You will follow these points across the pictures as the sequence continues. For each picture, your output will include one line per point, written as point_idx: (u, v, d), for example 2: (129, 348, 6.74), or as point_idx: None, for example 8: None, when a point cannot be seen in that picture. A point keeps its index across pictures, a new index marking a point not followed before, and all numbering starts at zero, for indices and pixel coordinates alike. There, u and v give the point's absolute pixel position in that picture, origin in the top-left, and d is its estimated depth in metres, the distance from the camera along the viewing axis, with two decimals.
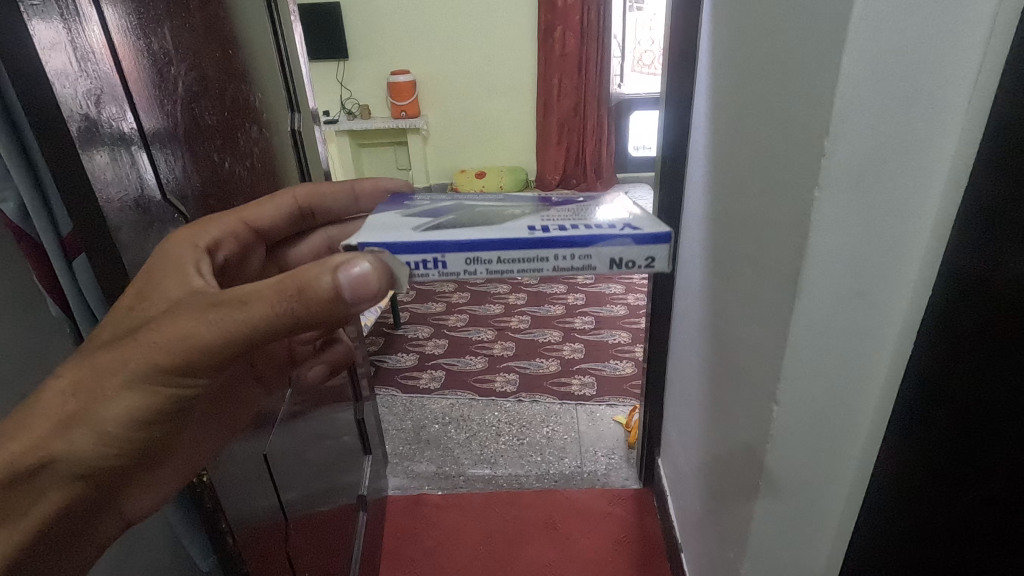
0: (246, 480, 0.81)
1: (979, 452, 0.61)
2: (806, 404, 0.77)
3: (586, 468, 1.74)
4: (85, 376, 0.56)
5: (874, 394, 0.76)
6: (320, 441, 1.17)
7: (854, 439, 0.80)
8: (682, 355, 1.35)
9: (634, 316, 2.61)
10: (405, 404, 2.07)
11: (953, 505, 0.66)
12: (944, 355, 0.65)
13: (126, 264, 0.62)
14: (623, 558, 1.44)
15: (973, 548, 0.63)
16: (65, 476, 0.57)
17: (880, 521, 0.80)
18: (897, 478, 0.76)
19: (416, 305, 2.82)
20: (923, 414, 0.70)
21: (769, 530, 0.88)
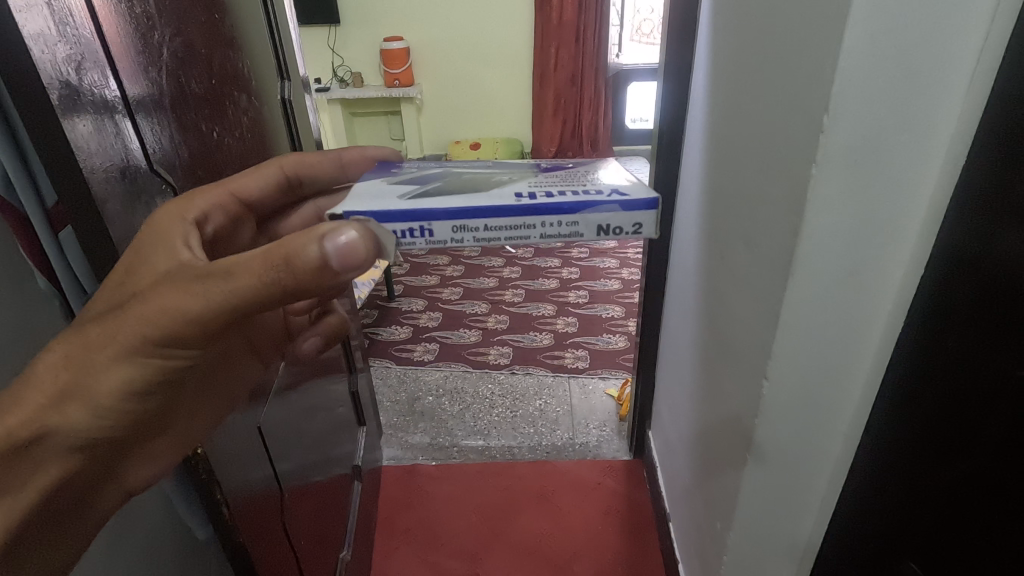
0: (242, 451, 0.82)
1: (968, 426, 0.62)
2: (796, 380, 0.78)
3: (578, 439, 1.77)
4: (74, 350, 0.55)
5: (863, 370, 0.77)
6: (315, 412, 1.18)
7: (842, 415, 0.81)
8: (675, 331, 1.36)
9: (628, 291, 2.62)
10: (399, 376, 2.09)
11: (939, 477, 0.67)
12: (937, 331, 0.66)
13: (115, 238, 0.61)
14: (613, 528, 1.47)
15: (958, 517, 0.65)
16: (63, 447, 0.57)
17: (864, 492, 0.82)
18: (883, 451, 0.78)
19: (410, 278, 2.81)
20: (913, 388, 0.71)
21: (755, 500, 0.90)
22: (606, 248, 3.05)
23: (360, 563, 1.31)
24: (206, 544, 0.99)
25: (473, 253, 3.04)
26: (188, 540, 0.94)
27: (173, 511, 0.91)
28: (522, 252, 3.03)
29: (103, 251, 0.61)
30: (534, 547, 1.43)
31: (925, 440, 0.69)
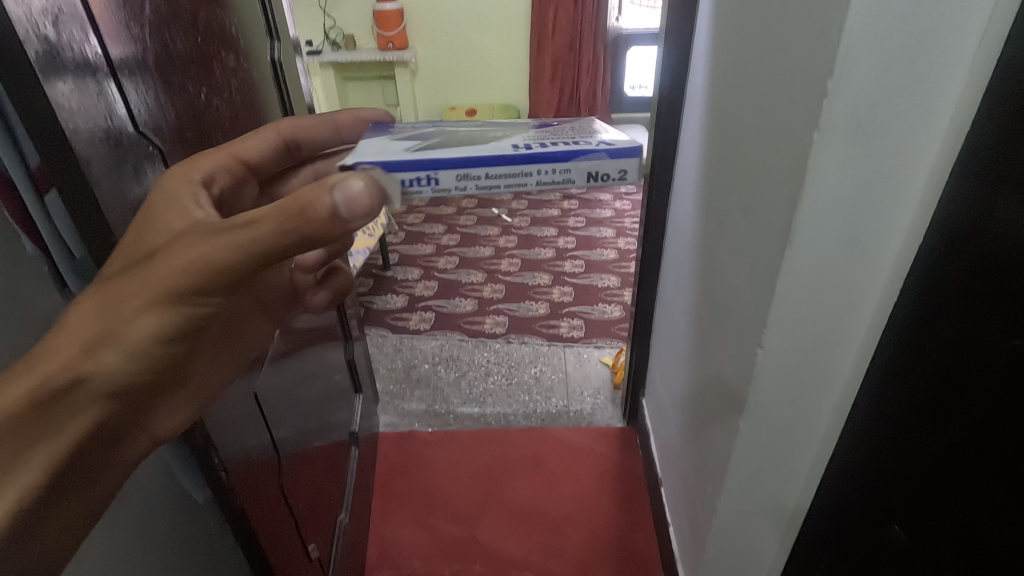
0: (238, 414, 0.82)
1: (959, 391, 0.64)
2: (790, 347, 0.78)
3: (572, 407, 1.79)
4: (104, 300, 0.53)
5: (855, 339, 0.77)
6: (311, 380, 1.19)
7: (834, 383, 0.82)
8: (671, 300, 1.36)
9: (624, 261, 2.61)
10: (395, 344, 2.09)
11: (928, 441, 0.69)
12: (931, 300, 0.67)
13: (103, 204, 0.59)
14: (605, 492, 1.51)
15: (944, 480, 0.67)
16: (95, 398, 0.53)
17: (852, 459, 0.84)
18: (873, 418, 0.79)
19: (406, 247, 2.79)
20: (906, 355, 0.72)
21: (746, 465, 0.92)
22: (603, 218, 3.03)
23: (358, 525, 1.34)
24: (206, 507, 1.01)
25: (468, 222, 3.02)
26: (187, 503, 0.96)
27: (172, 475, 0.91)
28: (518, 222, 3.01)
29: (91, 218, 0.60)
30: (529, 510, 1.46)
31: (916, 404, 0.71)
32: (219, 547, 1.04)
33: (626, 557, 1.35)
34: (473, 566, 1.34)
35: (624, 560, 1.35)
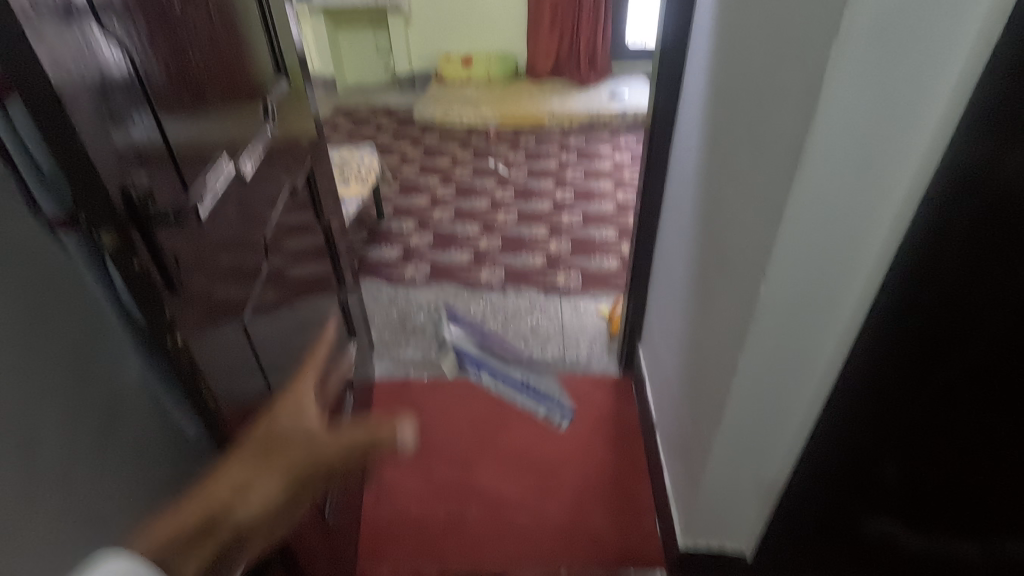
0: (227, 347, 0.79)
1: (965, 326, 0.71)
2: (790, 293, 0.78)
3: (568, 356, 1.79)
4: (242, 470, 0.64)
5: (856, 287, 0.77)
6: (306, 325, 1.17)
7: (832, 331, 0.82)
8: (671, 246, 1.33)
9: (623, 214, 2.57)
10: (390, 295, 2.07)
11: (939, 371, 0.77)
12: (927, 246, 0.71)
13: (91, 152, 0.54)
14: (600, 439, 1.52)
15: (959, 401, 0.75)
16: (225, 536, 0.60)
17: (842, 397, 0.89)
18: (867, 376, 0.85)
19: (400, 199, 2.73)
20: (901, 318, 0.77)
21: (744, 404, 0.92)
22: (602, 170, 2.97)
23: (354, 468, 1.34)
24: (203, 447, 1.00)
25: (464, 174, 2.95)
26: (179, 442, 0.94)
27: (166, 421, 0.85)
28: (515, 174, 2.94)
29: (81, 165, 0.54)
30: (524, 456, 1.47)
31: (918, 357, 0.78)
32: None
33: (620, 500, 1.37)
34: (470, 507, 1.36)
35: (619, 502, 1.36)
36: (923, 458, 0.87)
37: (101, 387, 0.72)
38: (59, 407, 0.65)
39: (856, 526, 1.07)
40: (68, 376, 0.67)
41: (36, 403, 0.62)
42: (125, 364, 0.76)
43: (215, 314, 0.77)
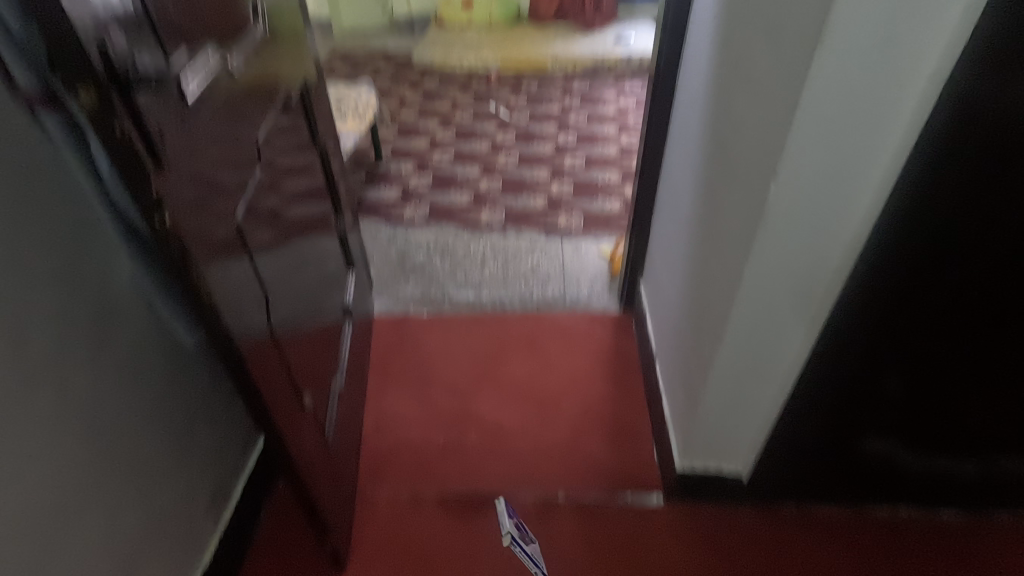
0: (222, 247, 0.76)
1: (968, 230, 0.84)
2: (807, 174, 0.78)
3: (568, 292, 1.78)
4: None
5: (880, 169, 0.79)
6: (303, 251, 1.14)
7: (851, 220, 0.83)
8: (677, 172, 1.30)
9: (626, 158, 2.52)
10: (389, 234, 2.05)
11: (942, 274, 0.89)
12: (938, 164, 0.79)
13: (80, 38, 0.51)
14: (600, 371, 1.52)
15: (940, 296, 0.91)
16: None
17: (849, 319, 0.94)
18: (868, 294, 0.91)
19: (398, 141, 2.66)
20: (904, 229, 0.85)
21: (750, 310, 0.93)
22: (606, 115, 2.90)
23: (354, 395, 1.34)
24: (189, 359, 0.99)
25: (464, 117, 2.88)
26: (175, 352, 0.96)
27: (156, 320, 0.91)
28: (516, 118, 2.87)
29: (70, 47, 0.51)
30: (524, 388, 1.48)
31: (918, 265, 0.88)
32: (205, 407, 1.05)
33: (619, 427, 1.39)
34: (469, 434, 1.37)
35: (618, 430, 1.38)
36: (923, 360, 1.00)
37: (91, 282, 0.78)
38: (46, 299, 0.71)
39: (849, 448, 1.13)
40: (54, 271, 0.72)
41: (26, 295, 0.68)
42: (114, 263, 0.82)
43: (208, 212, 0.74)
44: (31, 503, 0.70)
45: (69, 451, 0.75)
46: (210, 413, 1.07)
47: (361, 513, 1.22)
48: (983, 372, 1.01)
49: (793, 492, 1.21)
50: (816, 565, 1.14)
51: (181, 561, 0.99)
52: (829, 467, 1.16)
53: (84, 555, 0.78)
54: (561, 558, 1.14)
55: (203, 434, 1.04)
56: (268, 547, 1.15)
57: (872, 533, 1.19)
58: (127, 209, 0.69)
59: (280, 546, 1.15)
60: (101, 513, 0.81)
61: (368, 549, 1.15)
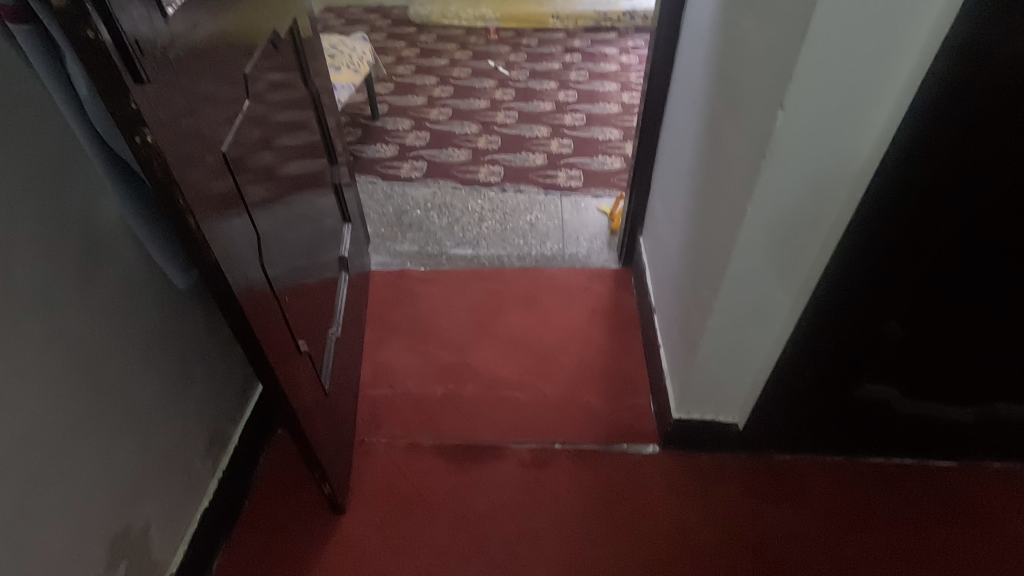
0: (218, 191, 0.73)
1: (969, 177, 0.83)
2: (814, 103, 0.74)
3: (568, 250, 1.76)
4: None
5: (892, 97, 0.75)
6: (300, 201, 1.11)
7: (857, 154, 0.80)
8: (679, 119, 1.26)
9: (627, 115, 2.47)
10: (386, 191, 2.01)
11: (940, 223, 0.88)
12: (941, 110, 0.76)
13: None
14: (598, 326, 1.52)
15: (939, 245, 0.90)
16: None
17: (847, 272, 0.93)
18: (869, 239, 0.89)
19: (395, 98, 2.59)
20: (908, 170, 0.82)
21: (751, 256, 0.91)
22: (607, 72, 2.83)
23: (351, 347, 1.33)
24: (177, 301, 0.98)
25: (462, 74, 2.80)
26: (165, 291, 0.95)
27: (145, 258, 0.90)
28: (515, 74, 2.80)
29: None
30: (521, 341, 1.47)
31: (922, 208, 0.86)
32: (191, 359, 1.03)
33: (618, 382, 1.38)
34: (467, 386, 1.37)
35: (617, 385, 1.38)
36: (917, 310, 0.99)
37: (75, 214, 0.77)
38: (31, 227, 0.70)
39: (844, 398, 1.14)
40: (38, 199, 0.71)
41: (10, 225, 0.67)
42: (99, 197, 0.81)
43: (206, 142, 0.71)
44: (26, 436, 0.70)
45: (62, 386, 0.75)
46: (203, 359, 1.07)
47: (360, 459, 1.23)
48: (983, 316, 1.00)
49: (787, 442, 1.22)
50: (810, 511, 1.15)
51: (180, 501, 1.00)
52: (824, 417, 1.17)
53: (81, 489, 0.79)
54: (558, 502, 1.16)
55: (196, 379, 1.04)
56: (268, 493, 1.16)
57: (864, 478, 1.21)
58: (111, 135, 0.68)
59: (277, 493, 1.16)
60: (99, 450, 0.82)
61: (368, 493, 1.17)
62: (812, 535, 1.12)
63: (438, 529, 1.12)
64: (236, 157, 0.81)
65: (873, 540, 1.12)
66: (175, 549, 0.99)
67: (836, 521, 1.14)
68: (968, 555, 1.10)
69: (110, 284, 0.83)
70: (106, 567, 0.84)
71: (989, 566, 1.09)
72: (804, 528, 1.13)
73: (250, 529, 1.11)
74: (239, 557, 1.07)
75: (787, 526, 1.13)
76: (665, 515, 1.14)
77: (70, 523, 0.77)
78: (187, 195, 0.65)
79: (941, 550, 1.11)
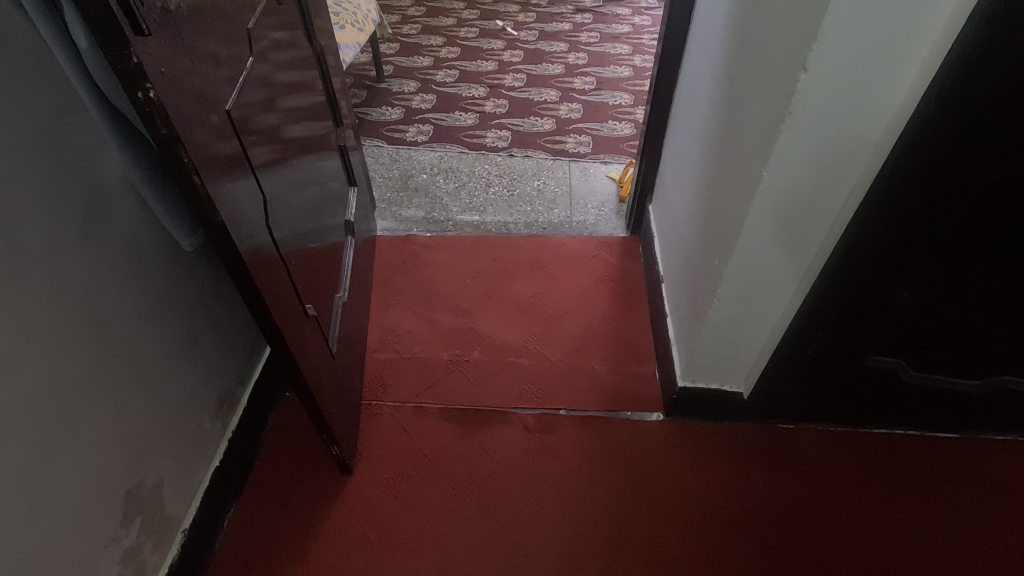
0: (226, 157, 0.72)
1: (993, 151, 0.80)
2: (836, 67, 0.72)
3: (574, 218, 1.74)
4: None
5: (919, 60, 0.72)
6: (305, 164, 1.09)
7: (880, 120, 0.78)
8: (694, 82, 1.22)
9: (639, 79, 2.40)
10: (391, 155, 1.98)
11: (959, 195, 0.86)
12: (968, 81, 0.74)
13: None
14: (605, 293, 1.51)
15: (955, 217, 0.89)
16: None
17: (859, 245, 0.92)
18: (887, 208, 0.87)
19: (400, 58, 2.52)
20: (932, 138, 0.79)
21: (763, 223, 0.90)
22: (618, 34, 2.74)
23: (358, 311, 1.33)
24: (184, 263, 0.98)
25: (469, 35, 2.72)
26: (172, 252, 0.95)
27: (151, 217, 0.90)
28: (524, 35, 2.71)
29: None
30: (527, 307, 1.47)
31: (943, 177, 0.84)
32: (200, 320, 1.04)
33: (622, 350, 1.38)
34: (473, 351, 1.38)
35: (621, 352, 1.38)
36: (927, 283, 0.99)
37: (80, 171, 0.76)
38: (40, 187, 0.70)
39: (851, 368, 1.14)
40: (40, 154, 0.70)
41: (18, 185, 0.67)
42: (103, 156, 0.80)
43: (210, 100, 0.70)
44: (37, 397, 0.70)
45: (71, 344, 0.75)
46: (211, 322, 1.07)
47: (368, 421, 1.24)
48: (999, 289, 0.99)
49: (790, 411, 1.22)
50: (809, 480, 1.17)
51: (191, 459, 1.02)
52: (830, 387, 1.17)
53: (96, 446, 0.80)
54: (562, 466, 1.18)
55: (204, 340, 1.05)
56: (275, 454, 1.18)
57: (867, 448, 1.22)
58: (115, 93, 0.67)
59: (284, 453, 1.18)
60: (111, 406, 0.83)
61: (376, 454, 1.19)
62: (811, 504, 1.14)
63: (444, 489, 1.14)
64: (241, 116, 0.79)
65: (873, 507, 1.14)
66: (188, 505, 1.01)
67: (837, 489, 1.16)
68: (967, 523, 1.12)
69: (118, 245, 0.83)
70: (122, 520, 0.86)
71: (986, 536, 1.11)
72: (806, 496, 1.15)
73: (261, 486, 1.14)
74: (249, 513, 1.10)
75: (784, 494, 1.15)
76: (667, 480, 1.16)
77: (85, 476, 0.79)
78: (193, 154, 0.64)
79: (942, 518, 1.13)
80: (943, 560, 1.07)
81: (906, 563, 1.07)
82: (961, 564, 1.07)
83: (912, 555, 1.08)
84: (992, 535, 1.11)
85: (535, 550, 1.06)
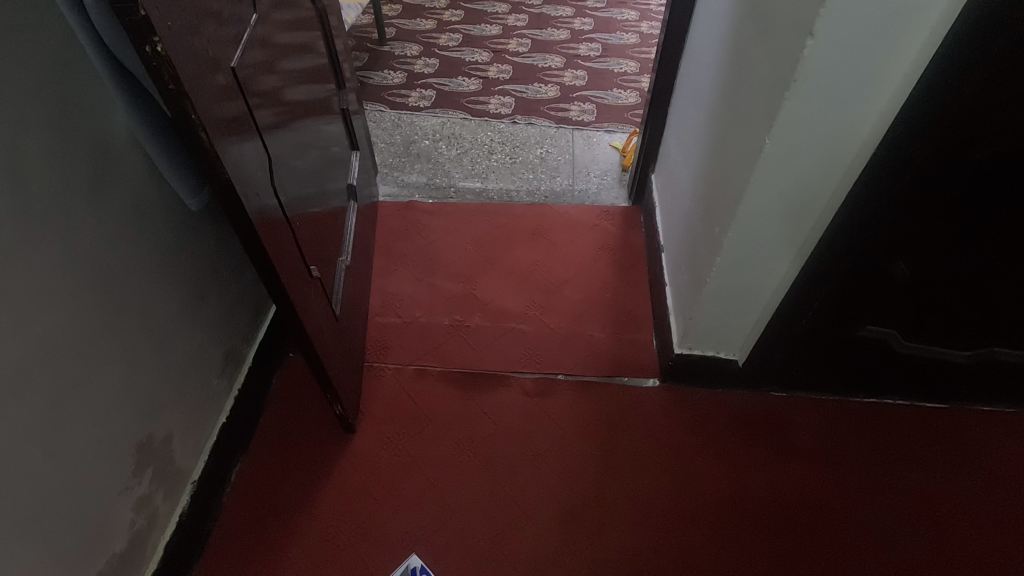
0: (231, 119, 0.73)
1: (995, 122, 0.81)
2: (844, 33, 0.71)
3: (577, 186, 1.74)
4: (285, 526, 1.07)
5: (927, 28, 0.71)
6: (306, 126, 1.08)
7: (887, 88, 0.77)
8: (701, 50, 1.20)
9: (645, 47, 2.37)
10: (393, 120, 1.97)
11: (960, 168, 0.86)
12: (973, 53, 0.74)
13: None
14: (605, 262, 1.52)
15: (953, 190, 0.89)
16: (286, 535, 1.06)
17: (855, 218, 0.93)
18: (887, 179, 0.88)
19: (402, 21, 2.47)
20: (934, 110, 0.80)
21: (765, 191, 0.90)
22: None
23: (360, 275, 1.35)
24: (189, 223, 0.99)
25: None
26: (177, 212, 0.96)
27: (155, 174, 0.90)
28: None
29: None
30: (527, 275, 1.49)
31: (943, 150, 0.84)
32: (206, 280, 1.05)
33: (622, 318, 1.40)
34: (473, 317, 1.40)
35: (620, 320, 1.40)
36: (922, 256, 1.00)
37: (86, 129, 0.76)
38: (47, 146, 0.70)
39: (843, 338, 1.16)
40: (46, 112, 0.70)
41: (26, 143, 0.67)
42: (107, 115, 0.80)
43: (217, 61, 0.70)
44: (46, 349, 0.72)
45: (78, 301, 0.76)
46: (216, 283, 1.09)
47: (370, 382, 1.27)
48: (994, 262, 1.00)
49: (783, 381, 1.25)
50: (799, 448, 1.20)
51: (200, 414, 1.05)
52: (824, 356, 1.19)
53: (105, 403, 0.82)
54: (560, 431, 1.21)
55: (210, 302, 1.07)
56: (279, 413, 1.21)
57: (859, 420, 1.25)
58: (121, 51, 0.67)
59: (289, 412, 1.21)
60: (118, 363, 0.85)
61: (377, 413, 1.22)
62: (800, 473, 1.17)
63: (444, 449, 1.17)
64: (244, 77, 0.79)
65: (868, 483, 1.16)
66: (196, 458, 1.05)
67: (835, 468, 1.18)
68: (964, 505, 1.15)
69: (123, 202, 0.84)
70: (133, 470, 0.89)
71: (965, 500, 1.15)
72: (795, 466, 1.18)
73: (266, 443, 1.17)
74: (256, 468, 1.13)
75: (774, 463, 1.18)
76: (662, 446, 1.19)
77: (98, 429, 0.81)
78: (199, 110, 0.64)
79: (941, 501, 1.15)
80: (941, 544, 1.10)
81: (906, 551, 1.09)
82: (945, 532, 1.11)
83: (912, 540, 1.10)
84: (982, 508, 1.14)
85: (537, 524, 1.09)
